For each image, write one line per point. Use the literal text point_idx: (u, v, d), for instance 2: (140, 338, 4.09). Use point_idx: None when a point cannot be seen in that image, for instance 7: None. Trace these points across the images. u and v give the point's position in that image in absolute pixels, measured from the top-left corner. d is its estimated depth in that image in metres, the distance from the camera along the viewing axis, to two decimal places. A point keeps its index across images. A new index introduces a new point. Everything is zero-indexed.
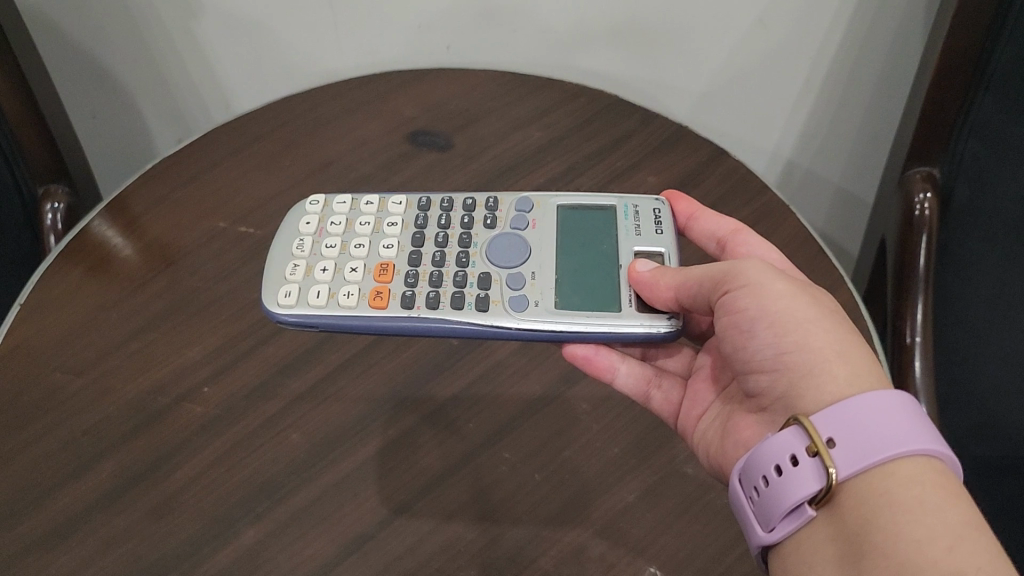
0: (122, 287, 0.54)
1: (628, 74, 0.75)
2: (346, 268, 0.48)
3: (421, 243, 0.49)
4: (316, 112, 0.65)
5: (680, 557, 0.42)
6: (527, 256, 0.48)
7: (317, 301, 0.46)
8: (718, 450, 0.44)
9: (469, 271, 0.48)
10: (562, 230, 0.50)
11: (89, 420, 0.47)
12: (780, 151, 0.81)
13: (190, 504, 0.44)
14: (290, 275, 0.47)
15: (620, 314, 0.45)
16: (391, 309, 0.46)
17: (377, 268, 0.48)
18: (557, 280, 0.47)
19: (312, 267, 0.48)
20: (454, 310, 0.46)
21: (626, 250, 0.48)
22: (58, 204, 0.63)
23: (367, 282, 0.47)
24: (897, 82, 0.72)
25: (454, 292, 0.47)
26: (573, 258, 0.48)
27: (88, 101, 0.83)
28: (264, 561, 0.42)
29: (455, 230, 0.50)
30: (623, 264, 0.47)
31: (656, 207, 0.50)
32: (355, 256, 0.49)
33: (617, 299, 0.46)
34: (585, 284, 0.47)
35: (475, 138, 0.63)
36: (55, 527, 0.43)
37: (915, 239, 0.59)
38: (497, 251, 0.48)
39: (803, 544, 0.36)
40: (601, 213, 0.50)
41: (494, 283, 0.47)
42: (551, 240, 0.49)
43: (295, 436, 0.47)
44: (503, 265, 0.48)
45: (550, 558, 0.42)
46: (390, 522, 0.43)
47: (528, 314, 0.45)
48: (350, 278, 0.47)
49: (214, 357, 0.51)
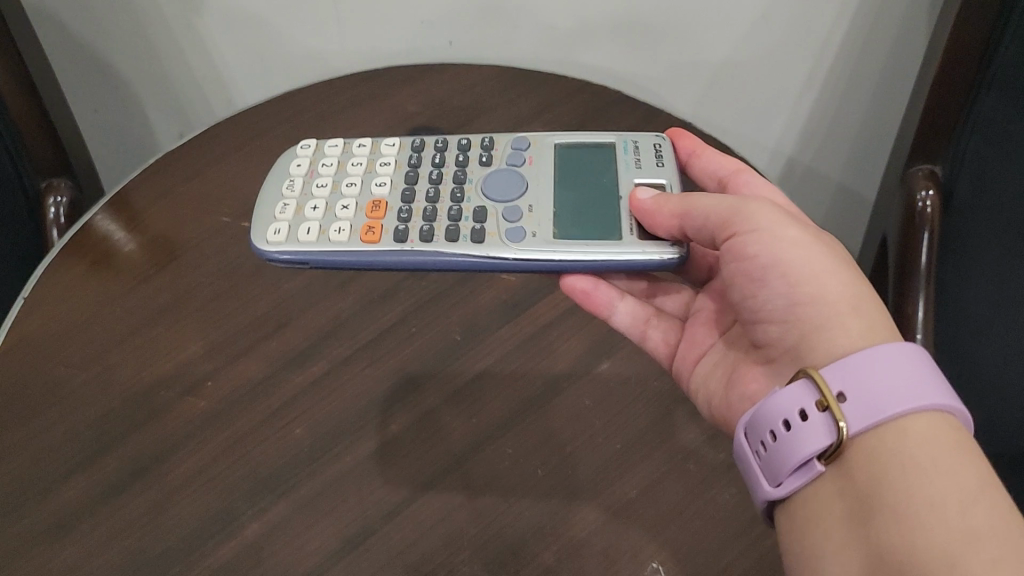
0: (125, 281, 0.54)
1: (630, 71, 0.75)
2: (338, 206, 0.49)
3: (414, 181, 0.50)
4: (318, 108, 0.65)
5: (682, 551, 0.42)
6: (522, 189, 0.49)
7: (306, 237, 0.47)
8: (721, 403, 0.45)
9: (462, 204, 0.48)
10: (561, 170, 0.50)
11: (91, 414, 0.48)
12: (782, 147, 0.80)
13: (193, 499, 0.44)
14: (281, 214, 0.48)
15: (620, 242, 0.45)
16: (377, 241, 0.47)
17: (368, 205, 0.49)
18: (554, 211, 0.48)
19: (303, 207, 0.49)
20: (443, 240, 0.46)
21: (626, 181, 0.49)
22: (60, 198, 0.63)
23: (353, 215, 0.48)
24: (899, 79, 0.72)
25: (439, 223, 0.47)
26: (571, 190, 0.49)
27: (88, 91, 0.82)
28: (266, 555, 0.42)
29: (448, 171, 0.51)
30: (623, 194, 0.48)
31: (657, 145, 0.51)
32: (346, 193, 0.49)
33: (618, 225, 0.47)
34: (585, 213, 0.47)
35: (478, 134, 0.63)
36: (56, 520, 0.43)
37: (917, 238, 0.59)
38: (491, 186, 0.49)
39: (815, 492, 0.37)
40: (599, 151, 0.51)
41: (490, 216, 0.48)
42: (549, 175, 0.50)
43: (298, 430, 0.47)
44: (499, 198, 0.48)
45: (553, 553, 0.42)
46: (392, 517, 0.44)
47: (525, 244, 0.46)
48: (341, 215, 0.48)
49: (217, 351, 0.51)
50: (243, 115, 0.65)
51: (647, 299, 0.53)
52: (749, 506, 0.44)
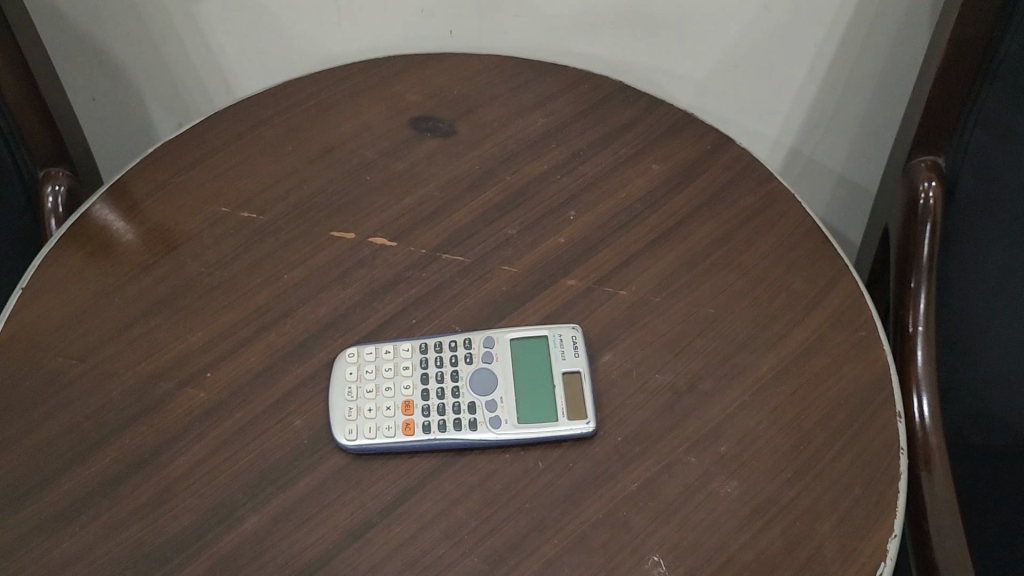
0: (124, 271, 0.54)
1: (632, 61, 0.75)
2: (383, 407, 0.47)
3: (428, 372, 0.48)
4: (319, 98, 0.65)
5: (683, 545, 0.42)
6: (499, 388, 0.47)
7: (377, 434, 0.46)
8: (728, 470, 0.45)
9: (457, 398, 0.47)
10: (515, 356, 0.49)
11: (90, 405, 0.47)
12: (784, 137, 0.80)
13: (193, 491, 0.44)
14: (346, 412, 0.47)
15: (558, 422, 0.46)
16: (418, 433, 0.46)
17: (405, 404, 0.47)
18: (514, 403, 0.47)
19: (362, 411, 0.47)
20: (469, 430, 0.46)
21: (553, 378, 0.48)
22: (59, 186, 0.62)
23: (392, 414, 0.46)
24: (903, 67, 0.72)
25: (461, 414, 0.46)
26: (528, 391, 0.48)
27: (88, 84, 0.81)
28: (266, 547, 0.42)
29: (447, 365, 0.48)
30: (558, 391, 0.47)
31: (573, 332, 0.49)
32: (378, 391, 0.47)
33: (553, 408, 0.47)
34: (530, 399, 0.47)
35: (479, 124, 0.62)
36: (55, 512, 0.43)
37: (920, 228, 0.58)
38: (480, 384, 0.48)
39: None
40: (533, 341, 0.49)
41: (500, 408, 0.47)
42: (507, 360, 0.48)
43: (298, 422, 0.47)
44: (488, 395, 0.47)
45: (553, 546, 0.42)
46: (394, 509, 0.44)
47: (510, 428, 0.46)
48: (387, 416, 0.46)
49: (216, 342, 0.50)
50: (243, 104, 0.65)
51: (648, 293, 0.52)
52: (751, 500, 0.44)
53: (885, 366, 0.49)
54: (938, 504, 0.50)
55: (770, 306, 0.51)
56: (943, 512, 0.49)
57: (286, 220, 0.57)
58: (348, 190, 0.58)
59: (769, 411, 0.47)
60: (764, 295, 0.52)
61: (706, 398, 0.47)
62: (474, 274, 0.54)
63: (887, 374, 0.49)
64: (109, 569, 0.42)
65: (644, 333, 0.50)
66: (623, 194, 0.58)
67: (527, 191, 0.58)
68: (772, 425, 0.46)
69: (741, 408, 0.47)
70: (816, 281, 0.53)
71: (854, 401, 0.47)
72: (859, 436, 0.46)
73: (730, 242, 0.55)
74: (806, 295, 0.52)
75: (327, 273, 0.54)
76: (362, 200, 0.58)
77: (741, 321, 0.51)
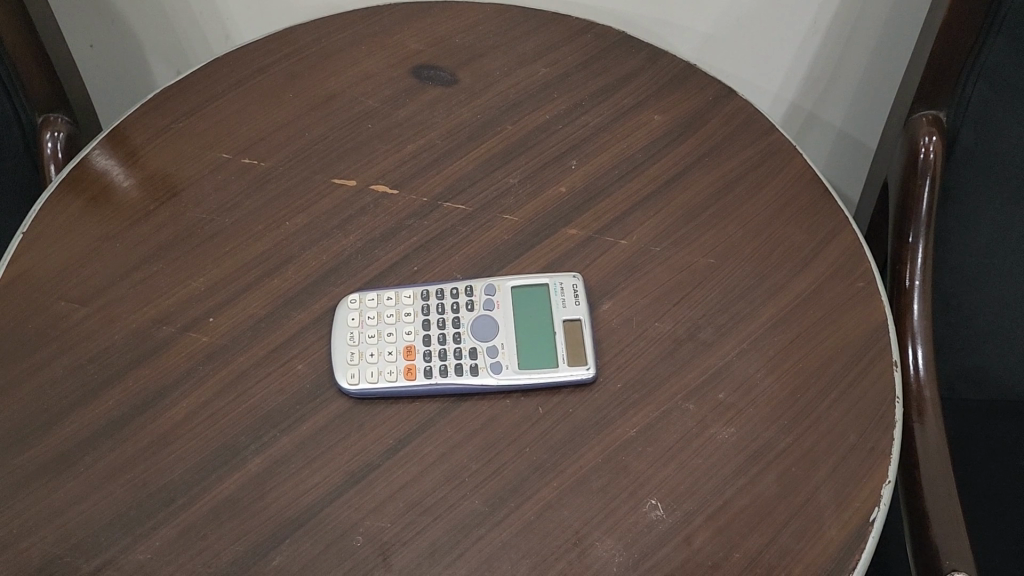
0: (124, 217, 0.54)
1: (635, 13, 0.74)
2: (385, 353, 0.47)
3: (430, 320, 0.48)
4: (320, 45, 0.65)
5: (680, 490, 0.43)
6: (500, 334, 0.48)
7: (380, 379, 0.46)
8: (725, 417, 0.45)
9: (459, 344, 0.47)
10: (516, 303, 0.49)
11: (93, 348, 0.48)
12: (785, 92, 0.80)
13: (195, 433, 0.45)
14: (349, 356, 0.47)
15: (558, 368, 0.46)
16: (420, 377, 0.46)
17: (407, 350, 0.47)
18: (514, 349, 0.47)
19: (364, 356, 0.47)
20: (470, 375, 0.46)
21: (553, 326, 0.48)
22: (58, 133, 0.61)
23: (394, 359, 0.47)
24: (907, 22, 0.72)
25: (462, 359, 0.47)
26: (529, 337, 0.48)
27: (86, 31, 0.80)
28: (268, 488, 0.43)
29: (448, 312, 0.49)
30: (560, 338, 0.48)
31: (574, 280, 0.50)
32: (380, 336, 0.48)
33: (554, 355, 0.47)
34: (530, 347, 0.47)
35: (481, 74, 0.62)
36: (60, 452, 0.44)
37: (919, 183, 0.58)
38: (481, 331, 0.48)
39: None
40: (533, 289, 0.50)
41: (500, 353, 0.47)
42: (508, 307, 0.49)
43: (301, 366, 0.47)
44: (488, 342, 0.48)
45: (552, 489, 0.43)
46: (396, 452, 0.44)
47: (512, 373, 0.46)
48: (389, 361, 0.47)
49: (218, 288, 0.51)
50: (243, 50, 0.64)
51: (650, 243, 0.53)
52: (748, 446, 0.44)
53: (883, 317, 0.49)
54: (932, 452, 0.50)
55: (770, 257, 0.52)
56: (935, 460, 0.50)
57: (287, 167, 0.57)
58: (349, 138, 0.58)
59: (768, 359, 0.47)
60: (764, 247, 0.52)
61: (706, 346, 0.48)
62: (476, 223, 0.54)
63: (885, 324, 0.49)
64: (114, 508, 0.42)
65: (644, 282, 0.51)
66: (624, 145, 0.58)
67: (527, 141, 0.58)
68: (770, 373, 0.47)
69: (740, 356, 0.47)
70: (816, 232, 0.53)
71: (852, 350, 0.48)
72: (855, 385, 0.46)
73: (732, 193, 0.55)
74: (805, 246, 0.52)
75: (329, 221, 0.54)
76: (363, 148, 0.58)
77: (741, 271, 0.51)
